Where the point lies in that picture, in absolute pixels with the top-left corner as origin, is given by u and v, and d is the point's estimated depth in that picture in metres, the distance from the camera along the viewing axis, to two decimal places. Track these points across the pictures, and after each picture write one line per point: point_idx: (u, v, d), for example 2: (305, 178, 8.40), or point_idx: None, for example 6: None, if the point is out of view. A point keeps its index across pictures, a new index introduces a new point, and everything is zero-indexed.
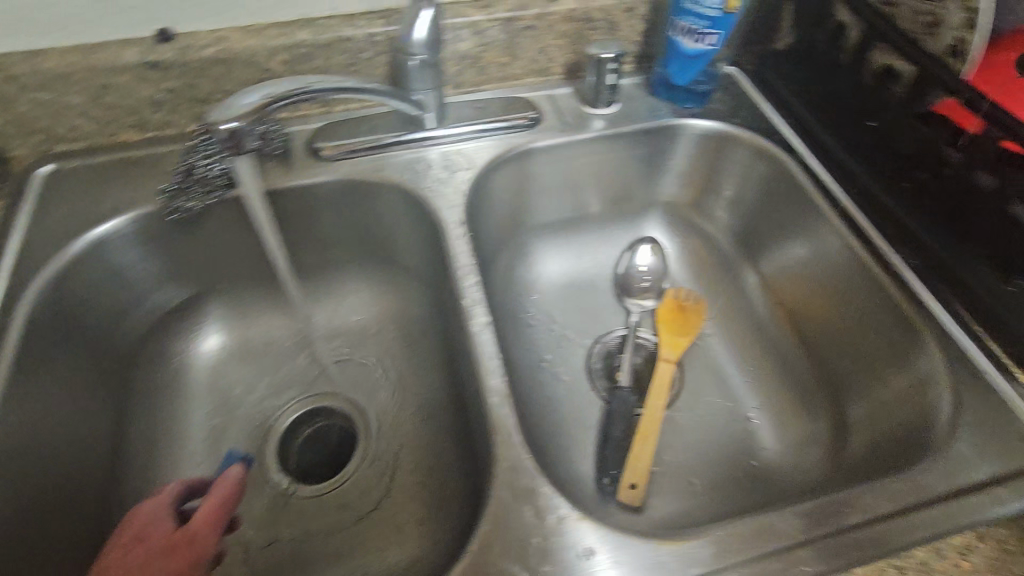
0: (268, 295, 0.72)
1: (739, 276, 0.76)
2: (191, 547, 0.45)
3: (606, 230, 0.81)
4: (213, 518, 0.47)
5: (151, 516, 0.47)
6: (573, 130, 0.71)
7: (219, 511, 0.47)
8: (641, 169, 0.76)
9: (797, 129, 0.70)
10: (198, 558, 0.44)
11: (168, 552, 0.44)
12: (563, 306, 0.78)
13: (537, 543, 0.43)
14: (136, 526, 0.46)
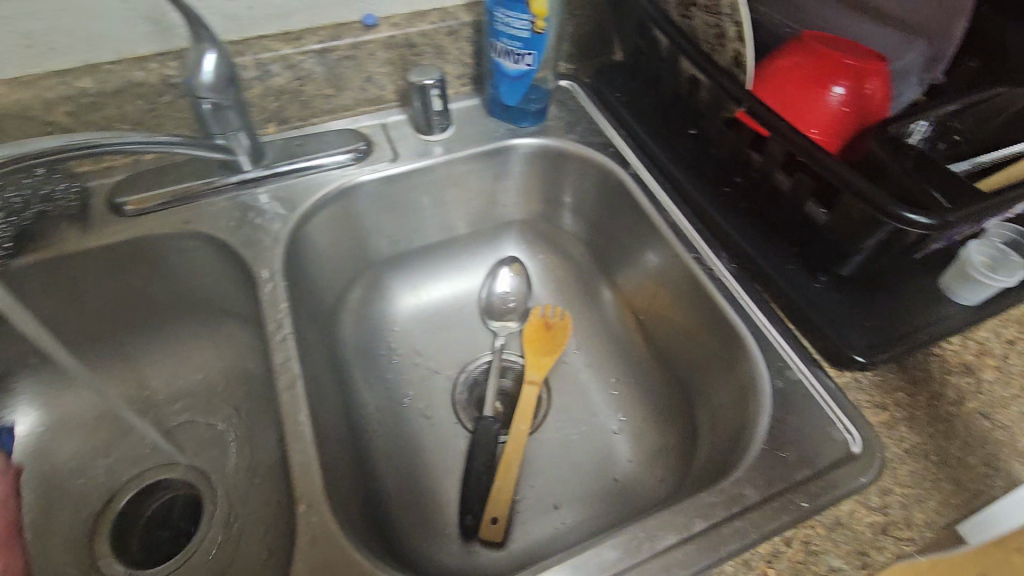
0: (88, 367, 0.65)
1: (596, 289, 0.76)
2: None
3: (462, 255, 0.79)
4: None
5: None
6: (406, 158, 0.69)
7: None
8: (486, 191, 0.76)
9: (629, 140, 0.71)
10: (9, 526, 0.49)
11: None
12: (425, 338, 0.75)
13: None
14: None
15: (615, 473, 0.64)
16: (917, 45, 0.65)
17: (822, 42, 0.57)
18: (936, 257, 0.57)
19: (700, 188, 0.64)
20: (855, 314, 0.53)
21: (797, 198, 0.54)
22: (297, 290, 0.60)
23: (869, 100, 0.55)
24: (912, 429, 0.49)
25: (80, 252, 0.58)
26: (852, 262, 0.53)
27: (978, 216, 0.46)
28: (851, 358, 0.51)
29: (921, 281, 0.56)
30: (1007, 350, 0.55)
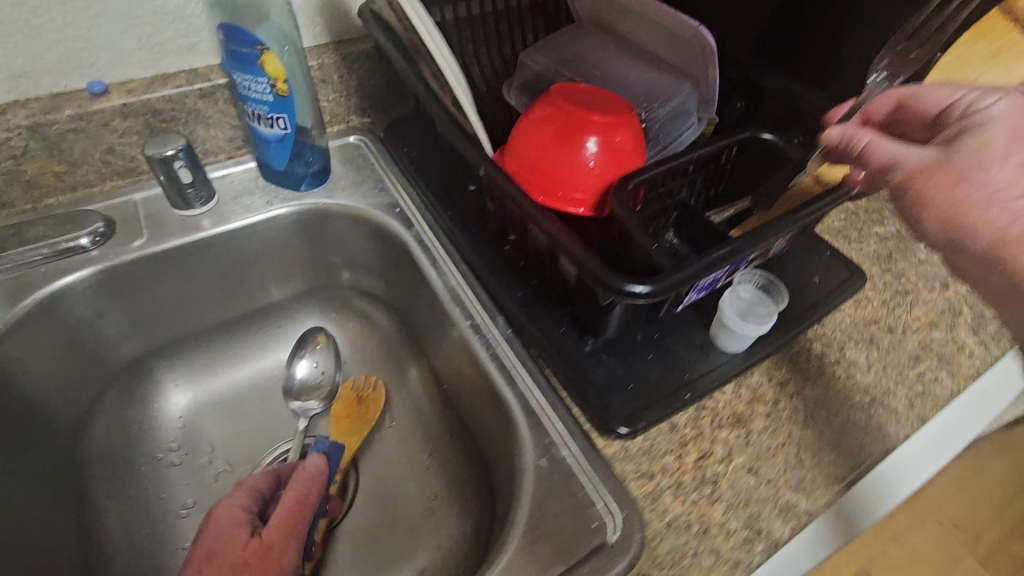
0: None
1: (402, 360, 0.72)
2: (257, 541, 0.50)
3: (252, 339, 0.73)
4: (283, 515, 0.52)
5: (225, 516, 0.52)
6: (155, 238, 0.61)
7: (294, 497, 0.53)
8: (266, 266, 0.70)
9: (416, 196, 0.67)
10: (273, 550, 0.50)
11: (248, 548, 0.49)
12: (212, 435, 0.68)
13: None
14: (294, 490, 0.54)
15: (412, 564, 0.60)
16: (682, 87, 0.65)
17: (572, 94, 0.56)
18: (705, 305, 0.57)
19: (480, 247, 0.60)
20: (622, 378, 0.51)
21: (555, 259, 0.52)
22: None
23: (621, 153, 0.54)
24: (677, 499, 0.46)
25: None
26: (612, 323, 0.51)
27: (710, 270, 0.45)
28: (615, 430, 0.48)
29: (693, 332, 0.55)
30: (777, 393, 0.54)
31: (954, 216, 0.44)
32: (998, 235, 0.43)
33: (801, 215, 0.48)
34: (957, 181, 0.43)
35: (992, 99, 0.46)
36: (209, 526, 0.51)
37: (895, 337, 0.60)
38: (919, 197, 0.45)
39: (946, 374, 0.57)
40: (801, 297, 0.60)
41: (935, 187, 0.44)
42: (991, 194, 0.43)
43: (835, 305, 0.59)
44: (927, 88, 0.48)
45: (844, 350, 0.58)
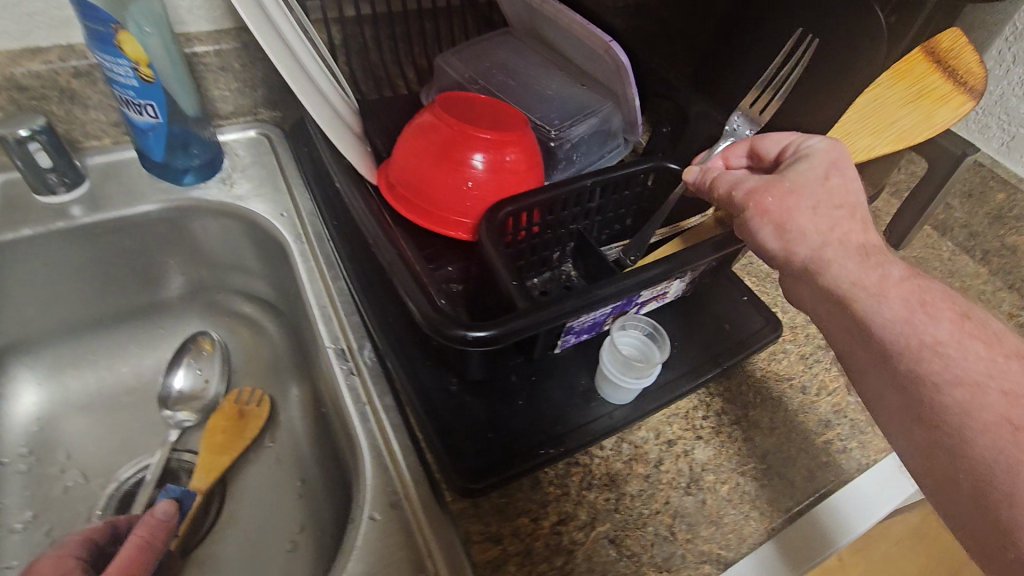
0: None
1: (288, 377, 0.67)
2: None
3: (126, 342, 0.68)
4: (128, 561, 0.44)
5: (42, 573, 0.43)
6: (5, 225, 0.56)
7: (142, 542, 0.46)
8: (146, 262, 0.64)
9: (310, 203, 0.62)
10: None
11: None
12: (66, 444, 0.62)
13: None
14: (137, 540, 0.46)
15: None
16: (604, 105, 0.62)
17: (458, 106, 0.51)
18: (594, 348, 0.52)
19: (359, 263, 0.55)
20: (482, 421, 0.46)
21: None
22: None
23: (510, 173, 0.50)
24: (521, 569, 0.41)
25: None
26: (474, 363, 0.45)
27: (567, 315, 0.40)
28: (464, 487, 0.42)
29: (575, 378, 0.50)
30: (663, 453, 0.49)
31: (789, 226, 0.41)
32: (821, 242, 0.41)
33: (678, 263, 0.45)
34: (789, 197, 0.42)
35: (812, 142, 0.46)
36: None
37: (807, 399, 0.55)
38: (760, 208, 0.42)
39: (857, 445, 0.52)
40: (706, 346, 0.54)
41: (772, 199, 0.42)
42: (812, 207, 0.41)
43: (743, 359, 0.54)
44: (762, 137, 0.49)
45: (748, 409, 0.53)
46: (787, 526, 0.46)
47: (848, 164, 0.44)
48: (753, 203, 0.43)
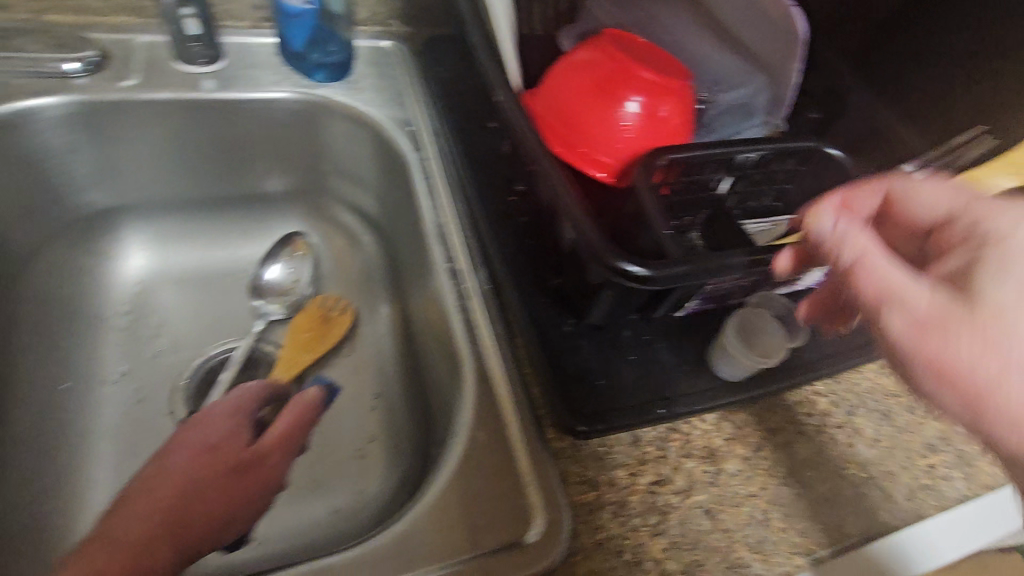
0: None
1: (380, 294, 0.67)
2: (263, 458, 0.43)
3: (229, 228, 0.68)
4: (280, 443, 0.44)
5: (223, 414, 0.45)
6: (145, 84, 0.57)
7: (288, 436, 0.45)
8: (263, 153, 0.64)
9: (433, 123, 0.61)
10: (274, 478, 0.42)
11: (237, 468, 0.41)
12: (161, 313, 0.64)
13: None
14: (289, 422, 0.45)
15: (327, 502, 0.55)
16: (756, 78, 0.58)
17: (622, 46, 0.49)
18: (709, 321, 0.50)
19: (483, 191, 0.54)
20: (595, 366, 0.45)
21: (556, 220, 0.45)
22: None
23: (663, 125, 0.47)
24: (615, 519, 0.40)
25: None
26: (597, 306, 0.44)
27: (722, 272, 0.38)
28: (573, 426, 0.42)
29: (686, 346, 0.48)
30: (763, 440, 0.47)
31: (955, 370, 0.28)
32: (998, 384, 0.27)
33: None
34: (976, 338, 0.27)
35: (1004, 207, 0.31)
36: (198, 424, 0.44)
37: (915, 419, 0.52)
38: (935, 360, 0.28)
39: (960, 475, 0.50)
40: (821, 343, 0.52)
41: (915, 320, 0.28)
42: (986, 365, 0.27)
43: (857, 364, 0.52)
44: (904, 185, 0.36)
45: (853, 415, 0.51)
46: (861, 549, 0.44)
47: None
48: (923, 332, 0.28)
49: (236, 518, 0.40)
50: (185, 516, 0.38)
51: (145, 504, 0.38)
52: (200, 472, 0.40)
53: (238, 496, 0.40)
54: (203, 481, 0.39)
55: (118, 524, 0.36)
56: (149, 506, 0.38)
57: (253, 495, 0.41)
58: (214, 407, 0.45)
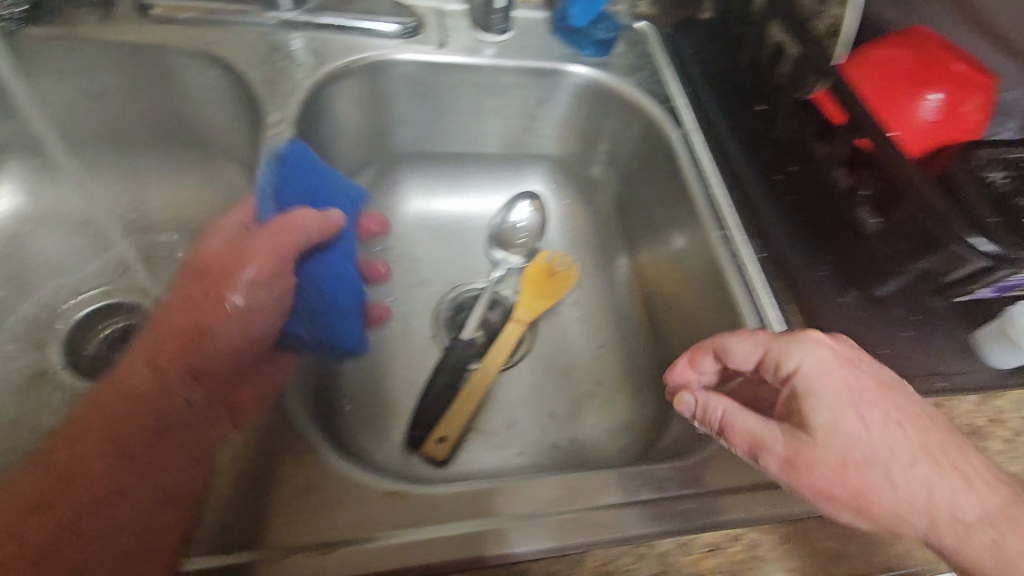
0: (65, 161, 0.62)
1: (618, 249, 0.72)
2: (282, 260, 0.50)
3: (481, 181, 0.75)
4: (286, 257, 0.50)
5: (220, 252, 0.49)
6: (450, 50, 0.64)
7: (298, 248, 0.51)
8: (528, 119, 0.70)
9: (690, 102, 0.65)
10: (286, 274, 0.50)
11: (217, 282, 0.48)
12: (418, 251, 0.73)
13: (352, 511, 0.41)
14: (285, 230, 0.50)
15: (568, 435, 0.62)
16: None
17: (924, 45, 0.52)
18: (979, 314, 0.52)
19: (751, 169, 0.58)
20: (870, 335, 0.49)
21: (853, 199, 0.49)
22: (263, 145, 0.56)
23: (960, 121, 0.50)
24: None
25: (108, 44, 0.55)
26: (888, 283, 0.48)
27: None
28: None
29: (957, 334, 0.51)
30: None
31: (791, 468, 0.37)
32: (840, 472, 0.36)
33: None
34: (829, 457, 0.36)
35: (797, 356, 0.39)
36: (194, 266, 0.49)
37: None
38: (817, 492, 0.36)
39: None
40: None
41: (829, 472, 0.36)
42: (860, 435, 0.36)
43: None
44: (726, 348, 0.43)
45: None
46: None
47: (833, 385, 0.38)
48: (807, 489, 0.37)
49: (235, 326, 0.47)
50: (219, 367, 0.46)
51: (154, 349, 0.44)
52: (188, 333, 0.45)
53: (211, 328, 0.46)
54: (192, 301, 0.47)
55: (156, 393, 0.42)
56: (167, 355, 0.44)
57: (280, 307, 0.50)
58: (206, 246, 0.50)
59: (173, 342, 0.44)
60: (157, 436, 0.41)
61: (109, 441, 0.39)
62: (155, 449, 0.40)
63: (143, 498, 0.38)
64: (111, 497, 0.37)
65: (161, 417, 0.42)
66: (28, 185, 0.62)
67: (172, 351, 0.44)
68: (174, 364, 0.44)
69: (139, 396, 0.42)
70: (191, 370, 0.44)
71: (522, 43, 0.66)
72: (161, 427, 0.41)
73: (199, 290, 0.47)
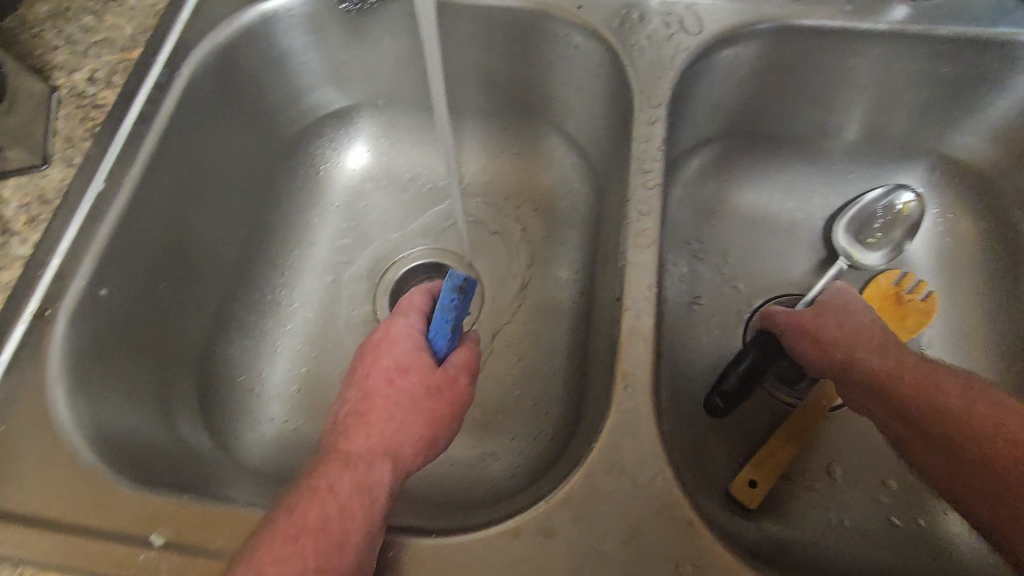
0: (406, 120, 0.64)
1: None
2: (451, 387, 0.40)
3: (843, 170, 0.60)
4: (469, 375, 0.42)
5: (406, 348, 0.41)
6: (862, 13, 0.49)
7: (475, 370, 0.43)
8: (941, 102, 0.52)
9: None
10: (462, 400, 0.41)
11: (432, 390, 0.40)
12: (746, 249, 0.60)
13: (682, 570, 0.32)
14: (460, 372, 0.41)
15: (921, 515, 0.50)
16: None
17: None
18: None
19: None
20: None
21: None
22: (627, 129, 0.50)
23: None
24: None
25: (483, 9, 0.52)
26: None
27: None
28: None
29: None
30: None
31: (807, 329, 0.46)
32: (842, 348, 0.44)
33: None
34: (859, 339, 0.44)
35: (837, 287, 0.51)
36: (384, 341, 0.41)
37: None
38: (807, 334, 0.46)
39: None
40: None
41: (813, 318, 0.47)
42: (865, 328, 0.45)
43: None
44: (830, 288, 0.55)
45: None
46: None
47: (860, 311, 0.47)
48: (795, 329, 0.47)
49: (450, 434, 0.40)
50: (415, 437, 0.37)
51: (375, 423, 0.37)
52: (398, 369, 0.40)
53: (453, 412, 0.40)
54: (399, 380, 0.39)
55: (371, 404, 0.38)
56: (394, 390, 0.39)
57: (441, 410, 0.39)
58: (401, 339, 0.42)
59: (396, 380, 0.39)
60: (367, 487, 0.34)
61: (357, 495, 0.33)
62: (370, 501, 0.34)
63: (359, 529, 0.32)
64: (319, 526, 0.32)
65: (377, 459, 0.36)
66: (375, 142, 0.64)
67: (400, 387, 0.39)
68: (403, 446, 0.37)
69: (384, 418, 0.37)
70: (406, 426, 0.38)
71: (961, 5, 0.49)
72: (372, 473, 0.35)
73: (402, 369, 0.40)
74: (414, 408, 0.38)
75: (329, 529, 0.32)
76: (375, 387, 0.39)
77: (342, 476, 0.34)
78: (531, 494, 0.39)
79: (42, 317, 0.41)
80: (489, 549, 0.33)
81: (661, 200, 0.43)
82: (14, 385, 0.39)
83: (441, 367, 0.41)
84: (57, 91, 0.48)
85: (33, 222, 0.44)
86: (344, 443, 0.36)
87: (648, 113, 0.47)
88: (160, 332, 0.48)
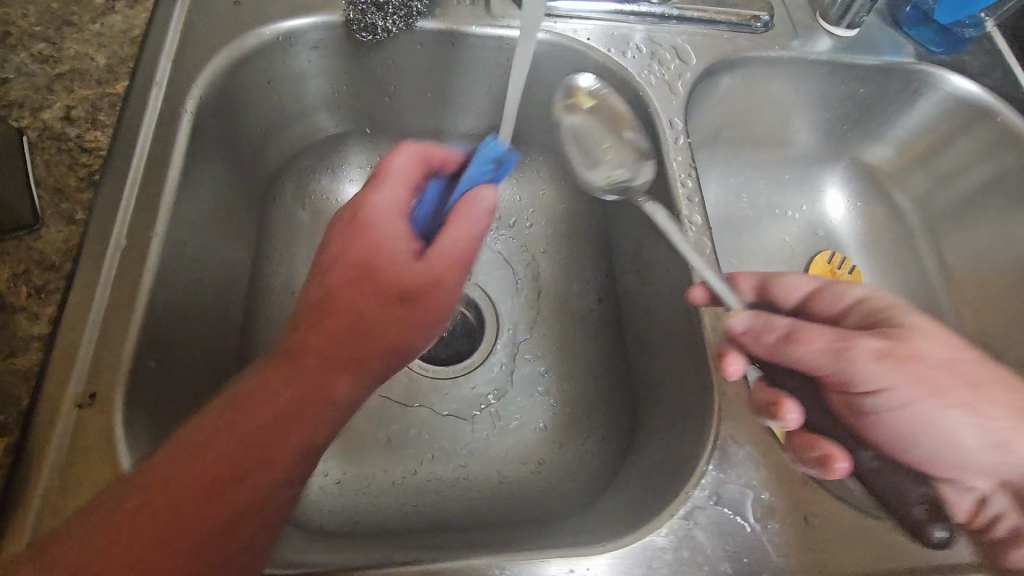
0: (394, 145, 0.61)
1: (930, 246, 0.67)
2: (429, 290, 0.36)
3: (781, 172, 0.71)
4: (457, 266, 0.37)
5: (384, 236, 0.37)
6: (802, 46, 0.60)
7: (461, 258, 0.37)
8: (856, 116, 0.65)
9: None
10: (391, 345, 0.35)
11: (387, 304, 0.35)
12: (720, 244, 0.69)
13: (812, 521, 0.39)
14: (439, 272, 0.36)
15: None
16: None
17: None
18: None
19: None
20: None
21: None
22: None
23: None
24: None
25: None
26: None
27: None
28: None
29: None
30: None
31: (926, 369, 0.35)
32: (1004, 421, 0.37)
33: None
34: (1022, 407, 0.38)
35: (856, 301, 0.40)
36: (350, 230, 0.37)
37: None
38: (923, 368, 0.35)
39: None
40: None
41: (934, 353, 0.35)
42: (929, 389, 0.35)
43: None
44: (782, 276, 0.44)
45: None
46: None
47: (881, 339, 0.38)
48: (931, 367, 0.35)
49: (362, 386, 0.35)
50: (320, 398, 0.33)
51: (268, 388, 0.33)
52: (317, 304, 0.35)
53: (365, 361, 0.35)
54: (313, 326, 0.35)
55: (277, 361, 0.34)
56: (309, 338, 0.34)
57: (359, 351, 0.35)
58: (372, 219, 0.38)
59: (341, 297, 0.35)
60: (238, 466, 0.31)
61: (223, 482, 0.30)
62: (245, 482, 0.31)
63: (215, 521, 0.30)
64: (230, 483, 0.31)
65: (274, 430, 0.32)
66: (365, 170, 0.61)
67: (327, 322, 0.35)
68: (290, 416, 0.33)
69: (286, 384, 0.33)
70: (310, 378, 0.33)
71: (870, 39, 0.62)
72: (261, 445, 0.32)
73: (325, 317, 0.35)
74: (324, 365, 0.34)
75: (146, 516, 0.29)
76: (307, 319, 0.35)
77: (219, 454, 0.31)
78: (642, 494, 0.44)
79: (86, 405, 0.34)
80: (654, 545, 0.38)
81: (703, 210, 0.48)
82: (71, 491, 0.32)
83: (403, 275, 0.36)
84: (28, 135, 0.41)
85: (40, 292, 0.37)
86: (236, 407, 0.33)
87: (670, 135, 0.51)
88: (199, 403, 0.43)
